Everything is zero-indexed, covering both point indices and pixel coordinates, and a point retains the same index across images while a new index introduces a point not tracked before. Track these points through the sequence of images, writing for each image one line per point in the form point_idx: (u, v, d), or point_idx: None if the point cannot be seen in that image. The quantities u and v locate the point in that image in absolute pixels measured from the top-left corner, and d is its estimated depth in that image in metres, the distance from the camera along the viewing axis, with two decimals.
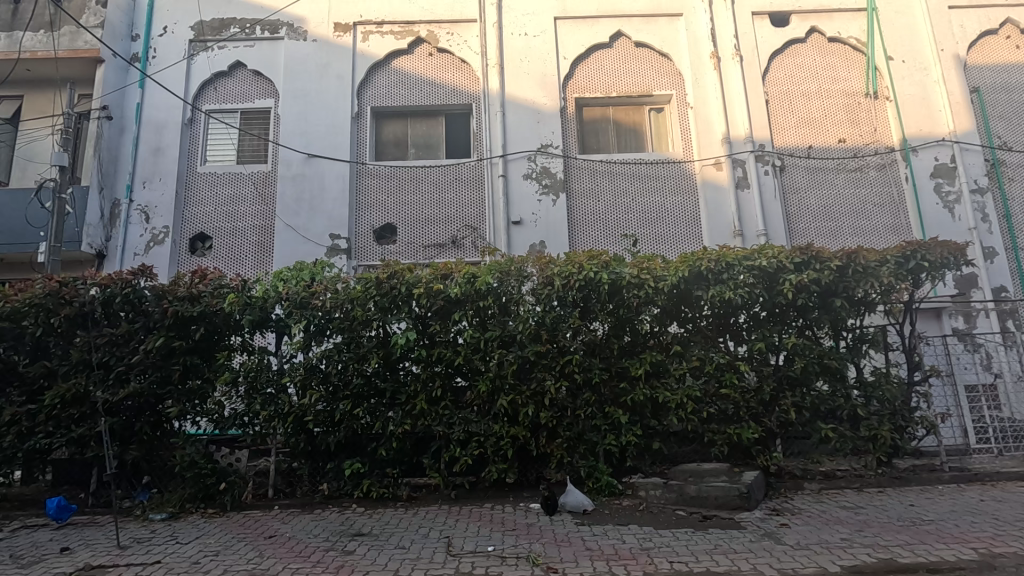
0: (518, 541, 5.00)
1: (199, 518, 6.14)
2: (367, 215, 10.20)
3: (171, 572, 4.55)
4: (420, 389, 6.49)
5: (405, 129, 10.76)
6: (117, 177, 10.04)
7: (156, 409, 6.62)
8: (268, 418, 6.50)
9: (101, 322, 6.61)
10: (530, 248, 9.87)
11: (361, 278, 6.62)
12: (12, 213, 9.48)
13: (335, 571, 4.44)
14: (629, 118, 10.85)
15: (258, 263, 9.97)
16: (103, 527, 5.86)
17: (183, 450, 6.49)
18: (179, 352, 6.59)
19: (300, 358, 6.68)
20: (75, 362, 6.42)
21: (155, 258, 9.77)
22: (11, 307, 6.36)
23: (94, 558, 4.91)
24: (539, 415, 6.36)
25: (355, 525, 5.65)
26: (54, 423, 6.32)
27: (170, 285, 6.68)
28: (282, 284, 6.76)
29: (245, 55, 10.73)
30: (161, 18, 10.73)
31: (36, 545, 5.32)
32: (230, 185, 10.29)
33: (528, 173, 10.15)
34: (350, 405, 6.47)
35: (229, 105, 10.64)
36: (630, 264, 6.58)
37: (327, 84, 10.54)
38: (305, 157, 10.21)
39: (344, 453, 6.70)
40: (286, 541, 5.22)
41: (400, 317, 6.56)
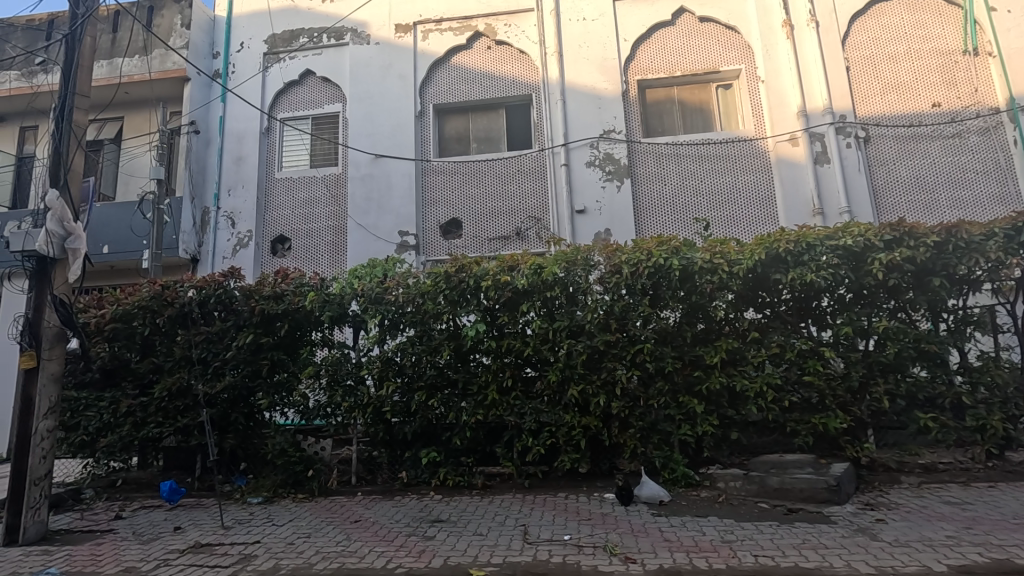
0: (595, 531, 4.99)
1: (291, 502, 6.56)
2: (434, 211, 10.44)
3: (269, 551, 4.90)
4: (491, 379, 6.59)
5: (466, 124, 10.88)
6: (206, 186, 10.85)
7: (249, 401, 7.11)
8: (350, 409, 6.82)
9: (198, 321, 7.17)
10: (596, 236, 9.77)
11: (431, 272, 6.80)
12: (119, 223, 10.45)
13: (418, 555, 4.61)
14: (695, 97, 10.42)
15: (333, 262, 10.45)
16: (208, 509, 6.38)
17: (274, 439, 6.94)
18: (267, 347, 7.03)
19: (376, 352, 6.95)
20: (178, 359, 7.01)
21: (241, 261, 10.48)
22: (123, 309, 7.03)
23: (202, 537, 5.36)
24: (611, 405, 6.31)
25: (434, 512, 5.84)
26: (163, 413, 6.94)
27: (256, 285, 7.14)
28: (357, 281, 7.08)
29: (314, 63, 11.20)
30: (238, 35, 11.41)
31: (153, 524, 5.88)
32: (305, 188, 10.82)
33: (591, 160, 10.03)
34: (425, 395, 6.68)
35: (301, 112, 11.16)
36: (701, 249, 6.37)
37: (390, 85, 10.85)
38: (373, 158, 10.57)
39: (421, 443, 6.94)
40: (370, 526, 5.49)
41: (469, 310, 6.69)
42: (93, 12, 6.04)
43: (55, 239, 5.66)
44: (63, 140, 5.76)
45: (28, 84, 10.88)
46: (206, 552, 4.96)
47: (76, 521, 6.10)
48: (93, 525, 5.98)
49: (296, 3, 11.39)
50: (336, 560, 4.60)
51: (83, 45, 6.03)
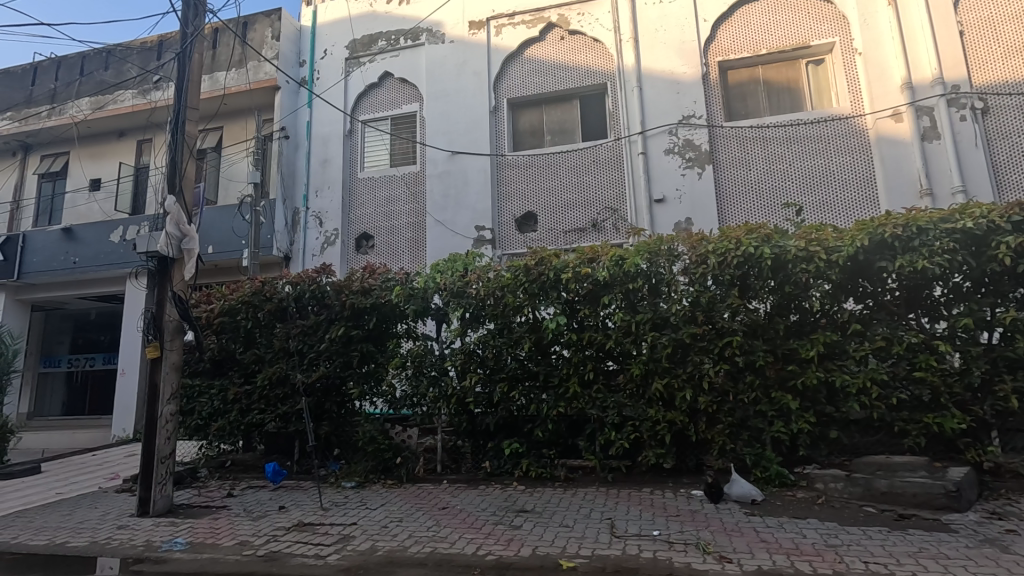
0: (684, 527, 4.86)
1: (382, 487, 6.85)
2: (509, 205, 10.53)
3: (366, 533, 5.17)
4: (572, 372, 6.57)
5: (540, 117, 10.84)
6: (296, 188, 11.55)
7: (341, 390, 7.48)
8: (434, 399, 7.02)
9: (294, 315, 7.65)
10: (676, 226, 9.50)
11: (511, 265, 6.87)
12: (221, 226, 11.31)
13: (506, 544, 4.68)
14: (782, 76, 9.81)
15: (414, 257, 10.81)
16: (307, 491, 6.81)
17: (365, 427, 7.30)
18: (356, 340, 7.39)
19: (459, 344, 7.11)
20: (277, 351, 7.48)
21: (329, 258, 11.06)
22: (230, 303, 7.65)
23: (305, 517, 5.73)
24: (697, 400, 6.11)
25: (518, 502, 5.91)
26: (266, 401, 7.44)
27: (346, 280, 7.54)
28: (439, 275, 7.28)
29: (392, 65, 11.56)
30: (323, 43, 11.99)
31: (260, 503, 6.35)
32: (386, 186, 11.23)
33: (670, 148, 9.75)
34: (507, 387, 6.73)
35: (381, 113, 11.57)
36: (795, 237, 6.03)
37: (465, 83, 11.02)
38: (449, 155, 10.82)
39: (503, 434, 7.07)
40: (458, 513, 5.64)
41: (549, 303, 6.69)
42: (201, 31, 6.54)
43: (174, 241, 6.22)
44: (178, 150, 6.31)
45: (143, 101, 11.99)
46: (309, 530, 5.31)
47: (195, 497, 6.70)
48: (208, 501, 6.55)
49: (375, 8, 11.80)
50: (429, 545, 4.77)
51: (193, 61, 6.54)
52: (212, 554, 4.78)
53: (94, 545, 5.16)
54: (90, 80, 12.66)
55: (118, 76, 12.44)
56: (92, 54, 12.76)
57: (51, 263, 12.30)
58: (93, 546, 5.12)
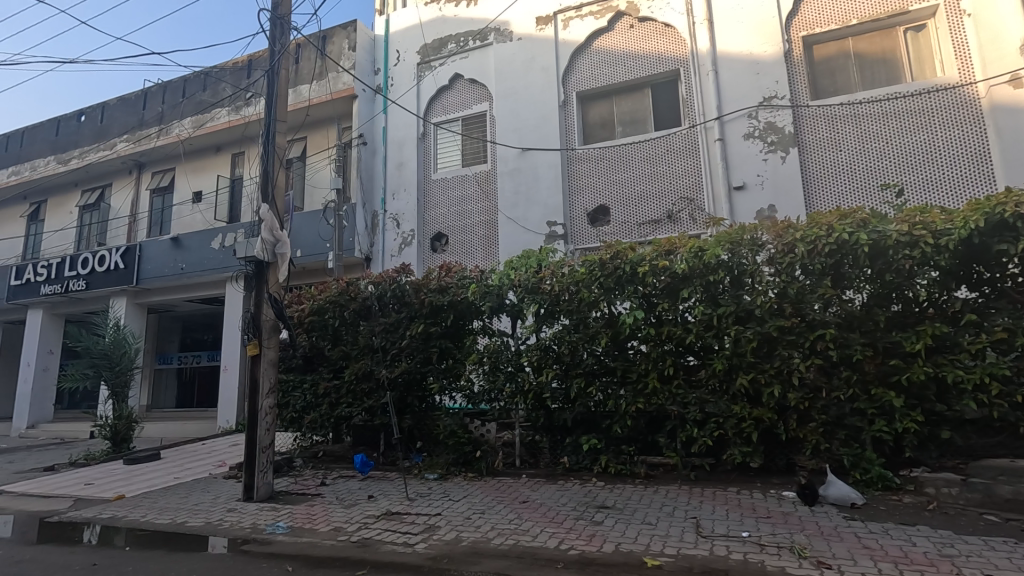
0: (777, 530, 4.63)
1: (463, 479, 7.03)
2: (581, 199, 10.46)
3: (450, 523, 5.33)
4: (650, 367, 6.42)
5: (611, 108, 10.65)
6: (374, 192, 12.06)
7: (421, 385, 7.74)
8: (511, 394, 7.10)
9: (376, 313, 8.00)
10: (758, 214, 9.04)
11: (585, 260, 6.81)
12: (307, 230, 11.93)
13: (588, 539, 4.66)
14: (876, 47, 9.07)
15: (487, 255, 10.96)
16: (393, 481, 7.12)
17: (445, 421, 7.52)
18: (434, 336, 7.63)
19: (534, 340, 7.15)
20: (362, 347, 7.83)
21: (407, 258, 11.47)
22: (318, 303, 8.12)
23: (392, 506, 5.99)
24: (787, 397, 5.78)
25: (598, 498, 5.88)
26: (352, 395, 7.81)
27: (424, 280, 7.81)
28: (513, 272, 7.37)
29: (462, 67, 11.77)
30: (395, 50, 12.42)
31: (351, 492, 6.72)
32: (459, 186, 11.47)
33: (749, 132, 9.29)
34: (583, 383, 6.71)
35: (452, 114, 11.82)
36: (896, 221, 5.56)
37: (534, 79, 11.03)
38: (520, 151, 10.88)
39: (580, 429, 7.04)
40: (539, 507, 5.68)
41: (625, 297, 6.59)
42: (286, 48, 6.97)
43: (268, 245, 6.68)
44: (269, 161, 6.76)
45: (237, 117, 12.94)
46: (398, 519, 5.55)
47: (292, 485, 7.20)
48: (304, 489, 7.00)
49: (444, 12, 12.06)
50: (511, 537, 4.85)
51: (281, 77, 6.99)
52: (310, 538, 5.11)
53: (208, 525, 5.67)
54: (191, 101, 13.84)
55: (215, 95, 13.50)
56: (192, 77, 13.93)
57: (163, 270, 13.53)
58: (208, 526, 5.62)
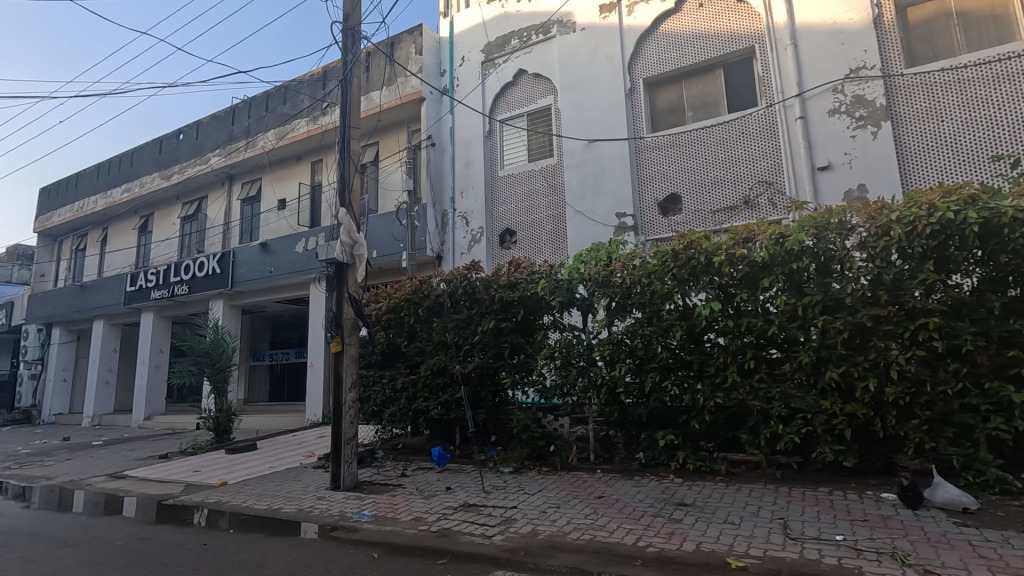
0: (875, 534, 4.31)
1: (537, 473, 7.06)
2: (651, 188, 10.19)
3: (526, 516, 5.38)
4: (729, 361, 6.15)
5: (680, 93, 10.27)
6: (444, 192, 12.37)
7: (494, 380, 7.86)
8: (584, 389, 7.04)
9: (449, 310, 8.18)
10: (846, 195, 8.43)
11: (657, 251, 6.64)
12: (382, 231, 12.33)
13: (667, 537, 4.56)
14: (982, 4, 8.19)
15: (556, 249, 10.93)
16: (470, 474, 7.28)
17: (519, 415, 7.60)
18: (506, 332, 7.72)
19: (606, 334, 7.05)
20: (436, 343, 8.04)
21: (477, 255, 11.68)
22: (394, 301, 8.43)
23: (469, 498, 6.13)
24: (885, 391, 5.35)
25: (677, 495, 5.72)
26: (428, 390, 8.04)
27: (494, 276, 7.90)
28: (583, 265, 7.30)
29: (526, 62, 11.76)
30: (460, 50, 12.61)
31: (430, 483, 6.94)
32: (526, 181, 11.50)
33: (834, 108, 8.66)
34: (658, 377, 6.53)
35: (517, 110, 11.85)
36: (1011, 196, 5.00)
37: (599, 68, 10.84)
38: (586, 143, 10.75)
39: (656, 424, 6.89)
40: (615, 503, 5.60)
41: (700, 288, 6.35)
42: (357, 56, 7.26)
43: (347, 247, 7.01)
44: (345, 166, 7.09)
45: (315, 126, 13.64)
46: (475, 511, 5.67)
47: (375, 475, 7.54)
48: (386, 479, 7.31)
49: (506, 8, 12.09)
50: (587, 532, 4.82)
51: (353, 86, 7.29)
52: (394, 527, 5.33)
53: (301, 512, 6.05)
54: (273, 114, 14.74)
55: (294, 107, 14.30)
56: (274, 91, 14.83)
57: (254, 274, 14.53)
58: (301, 513, 6.00)
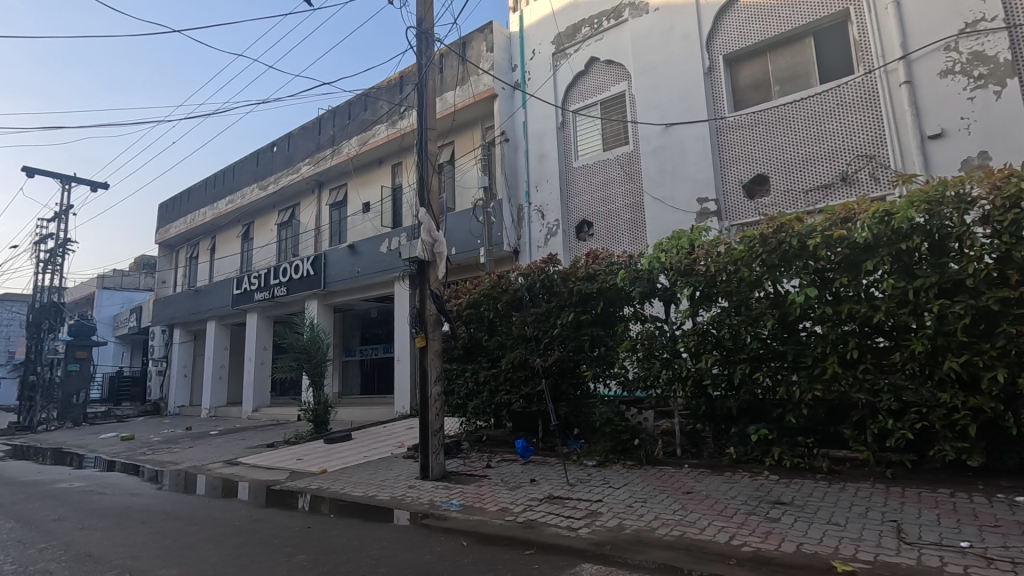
0: (1009, 542, 3.86)
1: (622, 467, 6.95)
2: (735, 170, 9.67)
3: (612, 510, 5.31)
4: (829, 351, 5.72)
5: (765, 67, 9.65)
6: (519, 186, 12.43)
7: (575, 373, 7.82)
8: (668, 381, 6.83)
9: (528, 303, 8.23)
10: (963, 165, 7.57)
11: (744, 237, 6.30)
12: (460, 228, 12.60)
13: (763, 537, 4.33)
14: None
15: (634, 239, 10.68)
16: (553, 466, 7.31)
17: (601, 408, 7.51)
18: (586, 324, 7.64)
19: (691, 325, 6.79)
20: (516, 337, 8.11)
21: (554, 248, 11.65)
22: (474, 297, 8.60)
23: (554, 491, 6.16)
24: (1017, 382, 4.77)
25: (773, 493, 5.42)
26: (510, 383, 8.15)
27: (572, 268, 7.84)
28: (664, 255, 7.09)
29: (598, 49, 11.53)
30: (531, 44, 12.58)
31: (515, 475, 7.04)
32: (602, 171, 11.31)
33: (947, 68, 7.79)
34: (748, 369, 6.20)
35: (590, 99, 11.66)
36: None
37: (675, 48, 10.41)
38: (663, 128, 10.39)
39: (748, 418, 6.57)
40: (705, 499, 5.40)
41: (792, 274, 5.96)
42: (431, 59, 7.44)
43: (427, 246, 7.23)
44: (424, 167, 7.30)
45: (394, 130, 14.18)
46: (560, 503, 5.69)
47: (461, 466, 7.76)
48: (472, 470, 7.50)
49: None
50: (677, 529, 4.69)
51: (429, 88, 7.49)
52: (481, 517, 5.46)
53: (394, 499, 6.35)
54: (356, 122, 15.46)
55: (375, 113, 14.93)
56: (356, 99, 15.55)
57: (343, 274, 15.37)
58: (394, 501, 6.30)
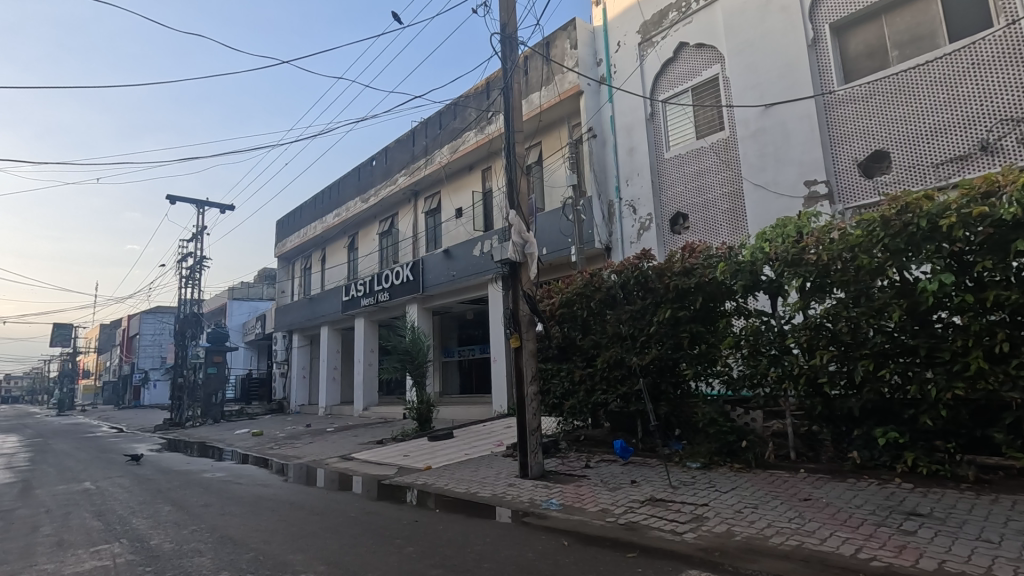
0: None
1: (729, 470, 6.60)
2: (848, 147, 8.83)
3: (720, 515, 5.06)
4: (971, 345, 5.06)
5: (879, 31, 8.75)
6: (609, 181, 12.21)
7: (674, 371, 7.55)
8: (778, 379, 6.39)
9: (622, 301, 8.06)
10: None
11: (861, 221, 5.77)
12: (550, 228, 12.61)
13: (897, 551, 3.91)
14: None
15: (734, 230, 10.10)
16: (655, 468, 7.10)
17: (704, 408, 7.18)
18: (685, 321, 7.34)
19: (802, 319, 6.30)
20: (611, 336, 7.97)
21: (647, 242, 11.31)
22: (566, 296, 8.57)
23: (656, 492, 5.99)
24: None
25: (907, 503, 4.88)
26: (607, 381, 8.00)
27: (667, 263, 7.58)
28: (769, 245, 6.65)
29: (687, 33, 11.06)
30: (615, 36, 12.33)
31: (615, 475, 6.93)
32: (696, 160, 10.84)
33: None
34: (872, 366, 5.62)
35: (680, 86, 11.22)
36: None
37: (772, 23, 9.74)
38: (762, 109, 9.74)
39: (873, 420, 5.97)
40: (825, 507, 4.99)
41: (922, 259, 5.35)
42: (515, 63, 7.53)
43: (519, 247, 7.32)
44: (512, 169, 7.42)
45: (483, 135, 14.52)
46: (663, 506, 5.52)
47: (560, 466, 7.77)
48: (572, 469, 7.49)
49: None
50: (794, 538, 4.37)
51: (514, 91, 7.58)
52: (581, 517, 5.43)
53: (495, 497, 6.50)
54: (446, 131, 16.03)
55: (463, 121, 15.38)
56: (445, 109, 16.12)
57: (440, 278, 15.98)
58: (495, 498, 6.44)
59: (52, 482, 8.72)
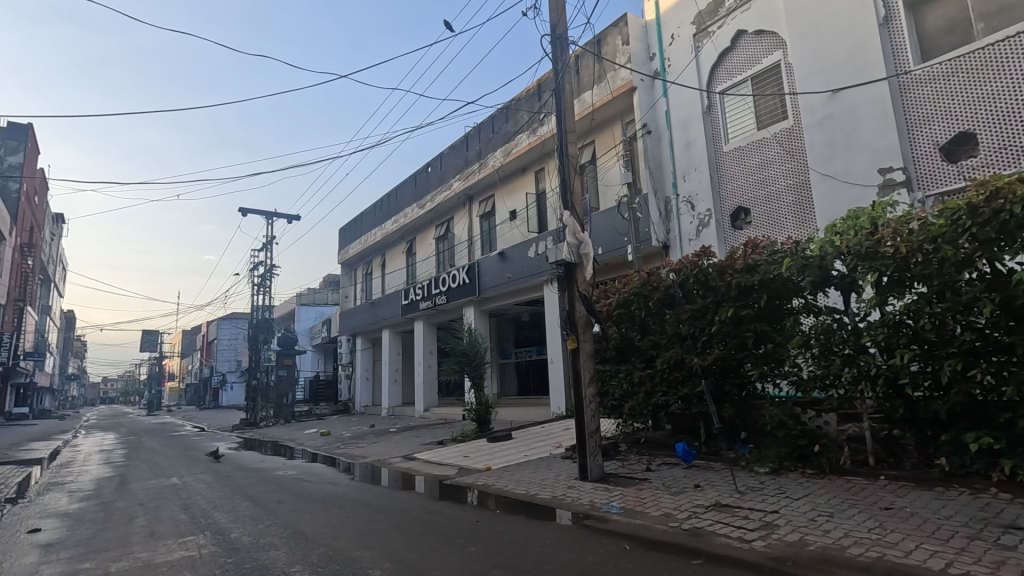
0: None
1: (801, 476, 6.27)
2: (929, 130, 8.20)
3: (792, 523, 4.82)
4: None
5: (961, 4, 8.11)
6: (665, 178, 11.94)
7: (738, 372, 7.29)
8: (853, 380, 6.00)
9: (682, 300, 7.86)
10: None
11: (944, 209, 5.36)
12: (606, 227, 12.48)
13: (995, 568, 3.59)
14: None
15: (801, 223, 9.63)
16: (720, 472, 6.87)
17: (772, 411, 6.88)
18: (749, 319, 7.06)
19: (878, 316, 5.91)
20: (670, 336, 7.76)
21: (706, 239, 10.97)
22: (623, 296, 8.41)
23: (721, 498, 5.79)
24: None
25: (1005, 515, 4.48)
26: (667, 383, 7.80)
27: (728, 260, 7.34)
28: (839, 238, 6.28)
29: (745, 21, 10.65)
30: (669, 29, 12.04)
31: (678, 479, 6.75)
32: (757, 152, 10.42)
33: None
34: (960, 365, 5.21)
35: (739, 76, 10.81)
36: None
37: (839, 3, 9.21)
38: (829, 95, 9.23)
39: (963, 424, 5.54)
40: (910, 517, 4.65)
41: (1016, 250, 4.94)
42: (566, 63, 7.50)
43: (574, 248, 7.27)
44: (566, 170, 7.40)
45: (535, 137, 14.55)
46: (729, 512, 5.32)
47: (620, 468, 7.65)
48: (632, 472, 7.37)
49: None
50: (875, 549, 4.10)
51: (566, 92, 7.55)
52: (643, 521, 5.32)
53: (555, 499, 6.48)
54: (499, 134, 16.17)
55: (516, 124, 15.47)
56: (498, 113, 16.28)
57: (496, 281, 16.13)
58: (555, 500, 6.42)
59: (144, 477, 9.45)
